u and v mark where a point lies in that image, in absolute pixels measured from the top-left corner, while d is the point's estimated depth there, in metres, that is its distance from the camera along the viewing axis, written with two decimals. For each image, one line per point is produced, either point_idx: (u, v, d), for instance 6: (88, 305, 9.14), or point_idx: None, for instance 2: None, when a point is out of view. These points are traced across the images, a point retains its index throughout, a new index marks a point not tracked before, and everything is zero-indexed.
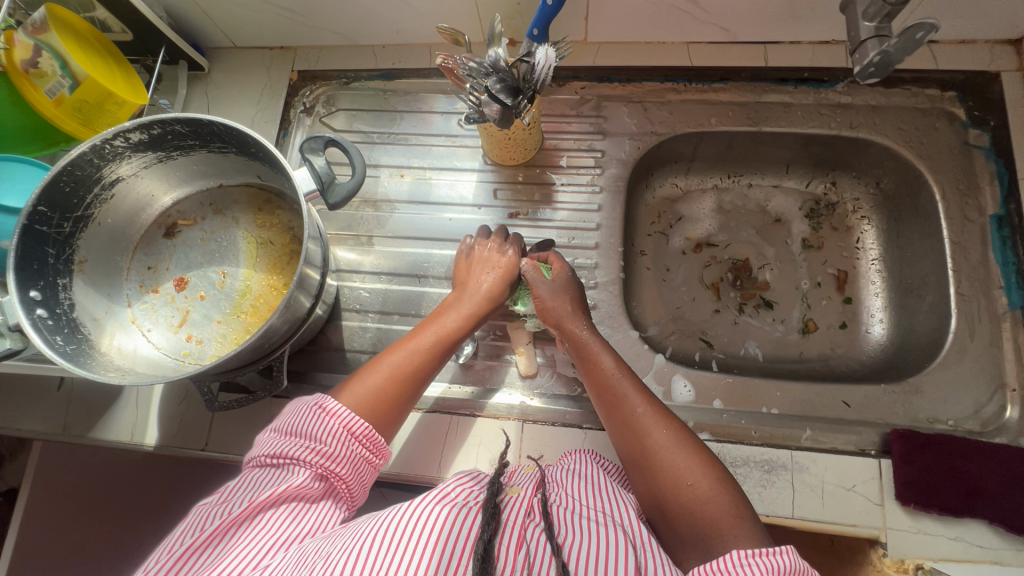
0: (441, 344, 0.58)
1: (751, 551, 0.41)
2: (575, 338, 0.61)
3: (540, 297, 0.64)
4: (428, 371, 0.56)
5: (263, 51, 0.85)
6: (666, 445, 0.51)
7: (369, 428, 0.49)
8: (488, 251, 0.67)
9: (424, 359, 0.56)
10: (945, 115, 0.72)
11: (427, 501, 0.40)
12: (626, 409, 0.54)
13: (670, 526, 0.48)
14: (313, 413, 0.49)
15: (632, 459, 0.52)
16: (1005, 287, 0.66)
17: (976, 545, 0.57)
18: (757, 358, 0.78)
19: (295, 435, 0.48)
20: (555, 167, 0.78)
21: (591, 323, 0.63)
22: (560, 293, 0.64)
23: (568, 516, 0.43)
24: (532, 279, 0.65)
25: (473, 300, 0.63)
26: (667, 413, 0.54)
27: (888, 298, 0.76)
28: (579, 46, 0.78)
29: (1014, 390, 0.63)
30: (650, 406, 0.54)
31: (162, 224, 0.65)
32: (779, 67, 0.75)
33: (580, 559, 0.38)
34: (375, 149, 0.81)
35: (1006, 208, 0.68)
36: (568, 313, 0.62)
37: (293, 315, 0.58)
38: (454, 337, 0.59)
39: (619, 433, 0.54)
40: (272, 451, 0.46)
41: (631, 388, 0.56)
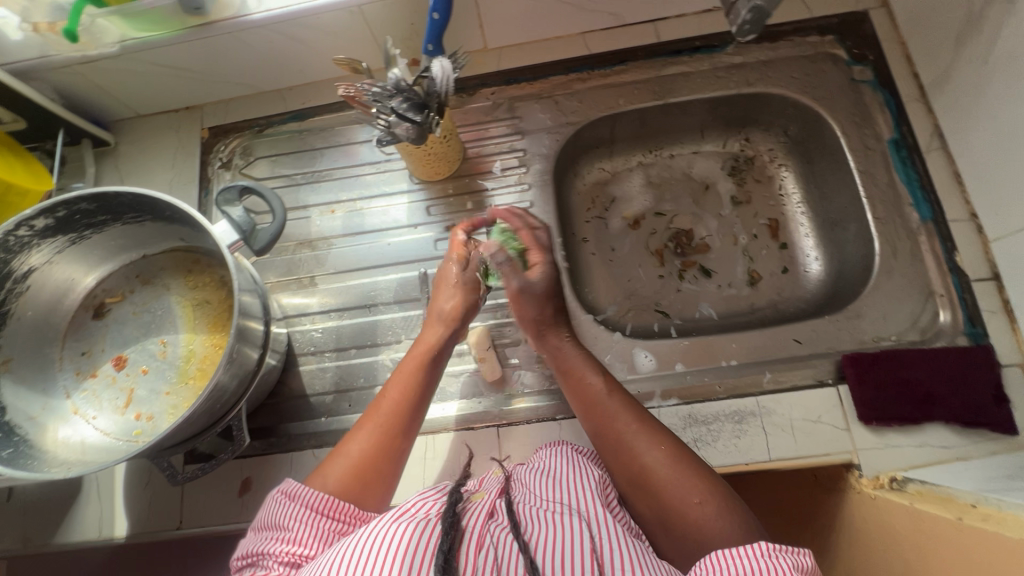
0: (416, 391, 0.58)
1: (776, 546, 0.43)
2: (556, 350, 0.61)
3: (518, 287, 0.61)
4: (407, 426, 0.57)
5: (168, 114, 0.84)
6: (665, 462, 0.52)
7: (331, 499, 0.50)
8: (455, 279, 0.66)
9: (402, 417, 0.57)
10: (830, 57, 0.77)
11: (385, 520, 0.42)
12: (619, 427, 0.55)
13: (672, 536, 0.50)
14: (277, 502, 0.50)
15: (627, 475, 0.54)
16: (914, 203, 0.70)
17: (939, 447, 0.60)
18: (712, 317, 0.81)
19: (266, 531, 0.49)
20: (483, 173, 0.79)
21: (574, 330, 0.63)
22: (534, 295, 0.61)
23: (528, 508, 0.46)
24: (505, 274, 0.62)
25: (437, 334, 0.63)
26: (660, 426, 0.55)
27: (817, 236, 0.81)
28: (481, 55, 0.80)
29: (942, 295, 0.66)
30: (643, 422, 0.55)
31: (89, 306, 0.62)
32: (671, 40, 0.79)
33: (545, 548, 0.40)
34: (302, 190, 0.80)
35: (901, 131, 0.72)
36: (547, 320, 0.62)
37: (240, 369, 0.57)
38: (427, 384, 0.60)
39: (610, 447, 0.55)
40: (245, 551, 0.48)
41: (620, 403, 0.56)
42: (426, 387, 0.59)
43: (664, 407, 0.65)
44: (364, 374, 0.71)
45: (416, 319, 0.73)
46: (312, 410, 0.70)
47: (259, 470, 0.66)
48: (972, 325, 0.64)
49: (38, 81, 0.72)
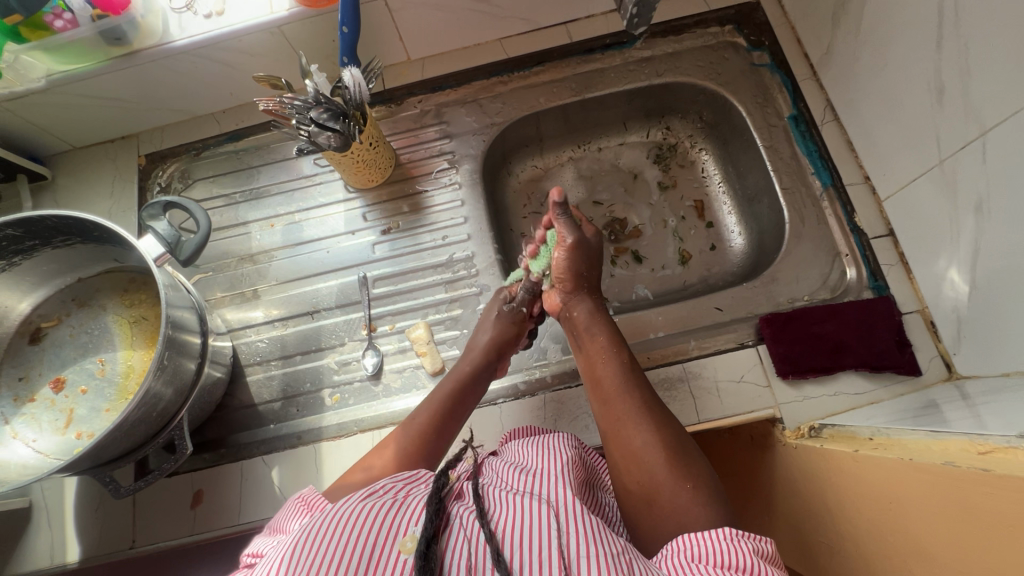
0: (451, 408, 0.62)
1: (739, 532, 0.44)
2: (573, 320, 0.65)
3: (575, 241, 0.62)
4: (450, 422, 0.61)
5: (105, 144, 0.85)
6: (666, 446, 0.52)
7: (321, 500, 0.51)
8: (495, 309, 0.70)
9: (447, 413, 0.61)
10: (730, 45, 0.82)
11: (352, 500, 0.46)
12: (627, 405, 0.55)
13: (650, 524, 0.50)
14: (292, 507, 0.52)
15: (621, 456, 0.54)
16: (816, 172, 0.75)
17: (852, 393, 0.64)
18: (648, 298, 0.84)
19: (275, 534, 0.50)
20: (417, 177, 0.82)
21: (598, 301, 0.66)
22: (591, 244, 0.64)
23: (500, 493, 0.48)
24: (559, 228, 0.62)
25: (474, 361, 0.65)
26: (666, 413, 0.56)
27: (738, 212, 0.86)
28: (405, 66, 0.85)
29: (846, 254, 0.71)
30: (651, 407, 0.55)
31: (25, 332, 0.63)
32: (583, 40, 0.84)
33: (512, 535, 0.42)
34: (240, 208, 0.82)
35: (798, 107, 0.78)
36: (571, 289, 0.65)
37: (178, 378, 0.59)
38: (470, 390, 0.64)
39: (610, 424, 0.56)
40: (250, 552, 0.49)
41: (629, 382, 0.57)
42: (457, 418, 0.62)
43: None
44: (311, 379, 0.73)
45: (358, 321, 0.75)
46: (261, 418, 0.72)
47: (210, 481, 0.67)
48: (875, 279, 0.69)
49: None
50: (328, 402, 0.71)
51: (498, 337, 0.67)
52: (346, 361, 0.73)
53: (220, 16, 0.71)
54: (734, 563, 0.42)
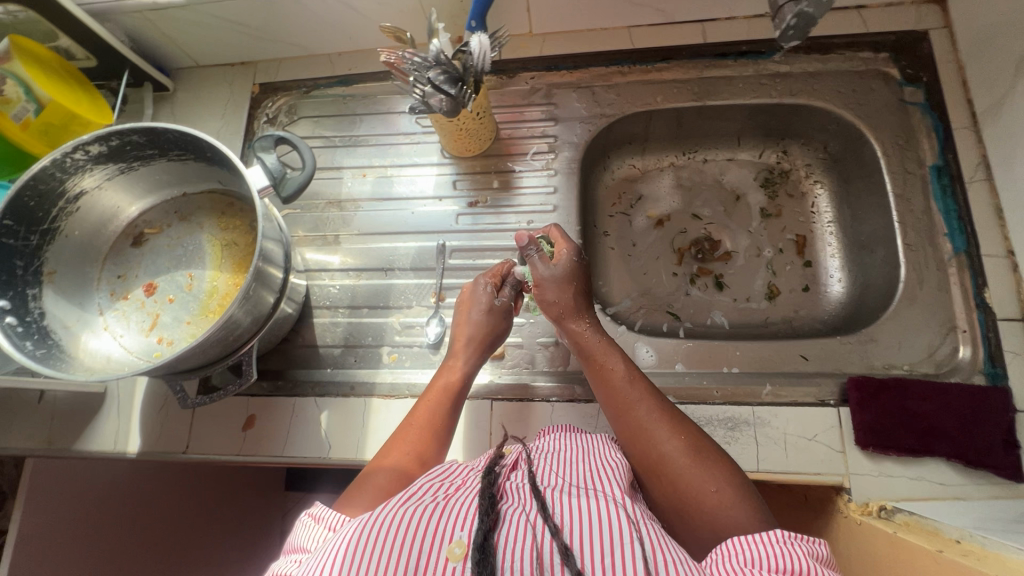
0: (451, 407, 0.60)
1: (794, 533, 0.43)
2: (577, 332, 0.62)
3: (539, 277, 0.64)
4: (450, 420, 0.59)
5: (225, 67, 0.88)
6: (682, 451, 0.52)
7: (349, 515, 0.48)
8: (478, 295, 0.67)
9: (445, 412, 0.59)
10: (881, 75, 0.75)
11: (391, 505, 0.43)
12: (639, 413, 0.55)
13: (688, 530, 0.49)
14: (303, 526, 0.48)
15: (645, 466, 0.54)
16: (949, 233, 0.67)
17: (937, 483, 0.58)
18: (724, 326, 0.80)
19: (289, 558, 0.46)
20: (514, 156, 0.80)
21: (593, 315, 0.64)
22: (551, 282, 0.63)
23: (551, 492, 0.46)
24: (533, 263, 0.65)
25: (466, 357, 0.64)
26: (679, 417, 0.55)
27: (844, 257, 0.79)
28: (525, 39, 0.81)
29: (964, 331, 0.64)
30: (664, 412, 0.55)
31: (129, 235, 0.67)
32: (717, 43, 0.78)
33: (580, 538, 0.40)
34: (337, 152, 0.83)
35: (945, 158, 0.70)
36: (569, 306, 0.63)
37: (258, 311, 0.62)
38: (465, 385, 0.62)
39: (627, 435, 0.55)
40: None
41: (641, 391, 0.57)
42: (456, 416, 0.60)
43: None
44: (373, 334, 0.74)
45: (428, 288, 0.75)
46: (320, 360, 0.74)
47: (264, 410, 0.70)
48: (992, 364, 0.62)
49: (112, 22, 0.77)
50: (385, 359, 0.73)
51: (485, 334, 0.66)
52: (409, 325, 0.74)
53: None
54: (789, 566, 0.39)
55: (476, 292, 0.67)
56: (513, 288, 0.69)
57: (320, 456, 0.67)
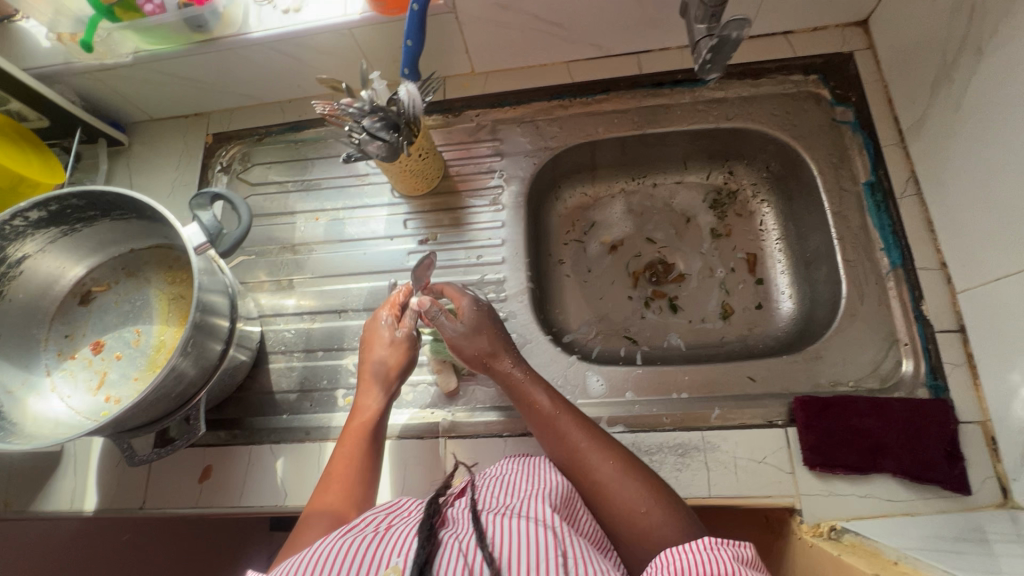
0: (370, 447, 0.60)
1: (720, 539, 0.43)
2: (502, 370, 0.63)
3: (449, 337, 0.65)
4: (367, 460, 0.59)
5: (179, 119, 0.90)
6: (609, 476, 0.53)
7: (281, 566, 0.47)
8: (385, 335, 0.68)
9: (359, 454, 0.59)
10: (812, 96, 0.77)
11: (330, 539, 0.44)
12: (569, 443, 0.56)
13: (626, 552, 0.51)
14: None
15: (579, 491, 0.55)
16: (885, 248, 0.69)
17: (886, 499, 0.58)
18: (680, 348, 0.81)
19: None
20: (463, 192, 0.81)
21: (510, 349, 0.65)
22: (458, 335, 0.65)
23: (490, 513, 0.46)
24: (439, 323, 0.66)
25: (376, 398, 0.64)
26: (603, 440, 0.56)
27: (792, 274, 0.80)
28: (468, 78, 0.83)
29: (906, 344, 0.65)
30: (592, 438, 0.56)
31: (77, 293, 0.67)
32: (653, 73, 0.80)
33: (514, 555, 0.40)
34: (291, 197, 0.85)
35: (877, 174, 0.72)
36: (487, 351, 0.64)
37: (204, 360, 0.62)
38: (379, 423, 0.63)
39: (560, 466, 0.56)
40: None
41: (566, 421, 0.58)
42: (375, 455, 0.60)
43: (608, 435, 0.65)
44: (328, 377, 0.74)
45: None
46: (276, 407, 0.74)
47: (221, 459, 0.70)
48: (934, 376, 0.62)
49: (62, 84, 0.79)
50: (341, 402, 0.73)
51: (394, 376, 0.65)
52: None
53: (296, 13, 0.73)
54: (715, 570, 0.40)
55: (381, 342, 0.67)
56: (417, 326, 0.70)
57: (276, 504, 0.67)
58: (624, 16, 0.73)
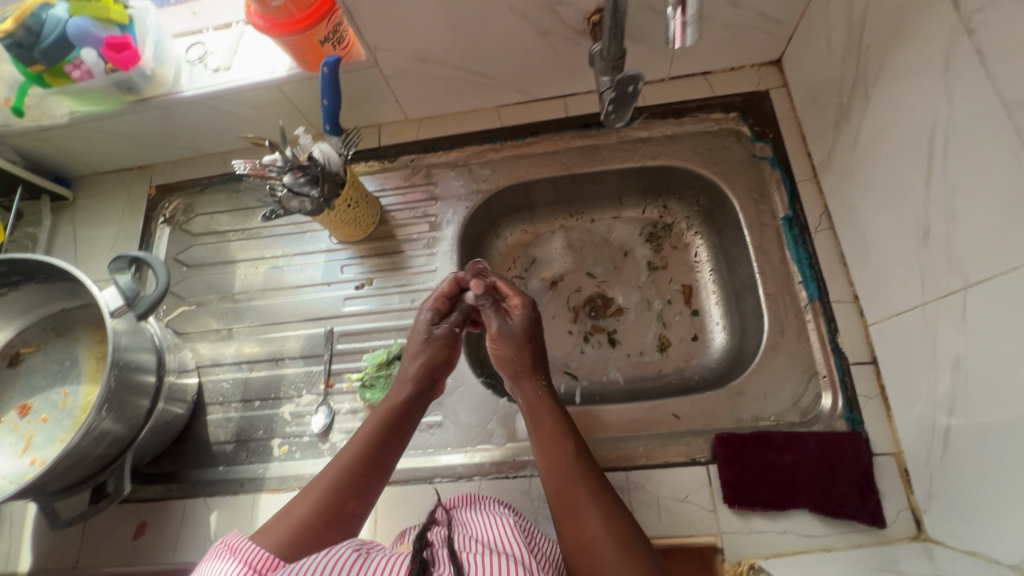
0: (393, 445, 0.62)
1: None
2: (530, 396, 0.65)
3: (499, 328, 0.70)
4: (384, 464, 0.61)
5: (124, 172, 0.92)
6: (610, 534, 0.53)
7: (271, 559, 0.50)
8: (425, 320, 0.71)
9: (381, 456, 0.61)
10: (733, 133, 0.79)
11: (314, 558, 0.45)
12: (578, 490, 0.56)
13: None
14: (218, 553, 0.50)
15: (572, 545, 0.54)
16: (803, 281, 0.70)
17: (804, 535, 0.59)
18: (618, 382, 0.82)
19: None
20: (399, 236, 0.83)
21: (545, 381, 0.68)
22: (505, 337, 0.69)
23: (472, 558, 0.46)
24: (489, 313, 0.71)
25: (406, 391, 0.66)
26: (612, 497, 0.56)
27: (724, 305, 0.82)
28: (402, 124, 0.86)
29: (824, 376, 0.66)
30: (600, 493, 0.56)
31: (7, 355, 0.68)
32: (579, 116, 0.83)
33: None
34: (232, 246, 0.86)
35: (794, 209, 0.74)
36: (526, 367, 0.68)
37: (133, 416, 0.64)
38: (406, 426, 0.64)
39: (561, 508, 0.56)
40: None
41: (584, 467, 0.58)
42: (392, 454, 0.62)
43: (536, 477, 0.66)
44: (264, 426, 0.75)
45: (317, 375, 0.76)
46: (213, 458, 0.74)
47: (156, 515, 0.70)
48: (851, 409, 0.63)
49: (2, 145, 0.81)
50: (276, 452, 0.73)
51: (432, 362, 0.68)
52: (299, 414, 0.74)
53: (225, 71, 0.75)
54: None
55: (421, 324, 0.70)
56: (458, 316, 0.72)
57: None
58: (544, 64, 0.76)
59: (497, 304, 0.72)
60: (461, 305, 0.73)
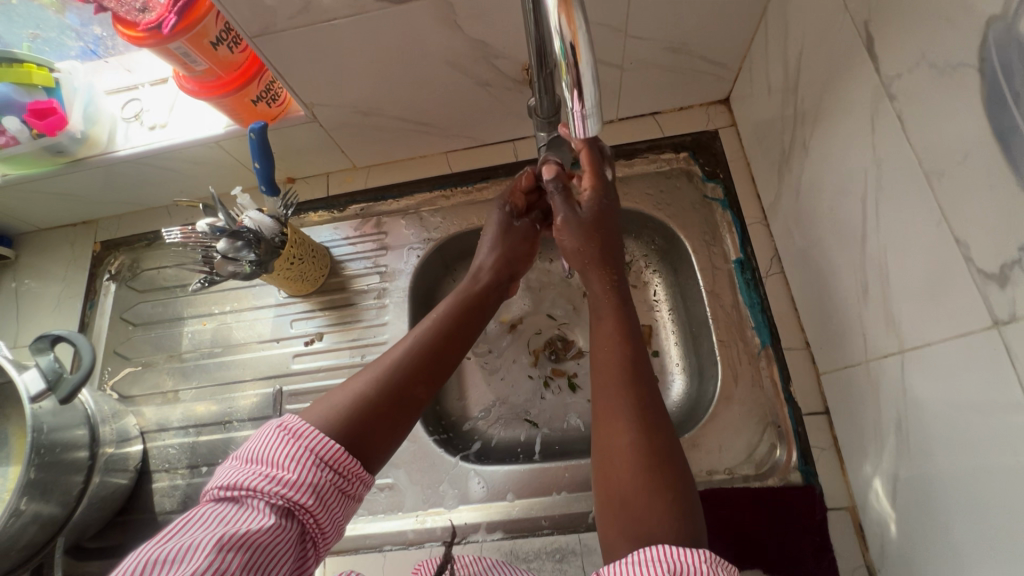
0: (462, 332, 0.59)
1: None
2: (598, 291, 0.60)
3: (566, 216, 0.64)
4: (451, 350, 0.57)
5: (68, 228, 0.89)
6: (641, 451, 0.46)
7: (341, 452, 0.45)
8: (506, 209, 0.71)
9: (456, 344, 0.57)
10: (684, 173, 0.78)
11: None
12: (622, 397, 0.50)
13: (611, 525, 0.46)
14: (276, 436, 0.45)
15: (600, 451, 0.49)
16: (755, 327, 0.69)
17: None
18: (579, 429, 0.80)
19: (256, 463, 0.45)
20: (351, 288, 0.80)
21: (617, 274, 0.61)
22: (574, 226, 0.63)
23: None
24: (557, 202, 0.64)
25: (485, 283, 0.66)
26: (661, 411, 0.50)
27: (682, 347, 0.78)
28: (351, 172, 0.85)
29: (778, 428, 0.64)
30: (653, 405, 0.50)
31: None
32: (529, 159, 0.81)
33: None
34: (179, 303, 0.84)
35: (746, 252, 0.73)
36: (590, 258, 0.62)
37: (66, 495, 0.62)
38: (476, 322, 0.61)
39: (601, 406, 0.51)
40: (230, 483, 0.43)
41: (645, 374, 0.52)
42: (459, 344, 0.58)
43: (487, 542, 0.64)
44: None
45: None
46: (157, 529, 0.71)
47: None
48: (805, 462, 0.62)
49: None
50: None
51: (506, 254, 0.69)
52: None
53: (162, 129, 0.73)
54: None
55: (502, 212, 0.71)
56: (538, 214, 0.74)
57: None
58: (489, 112, 0.75)
59: (566, 190, 0.64)
60: (540, 203, 0.74)
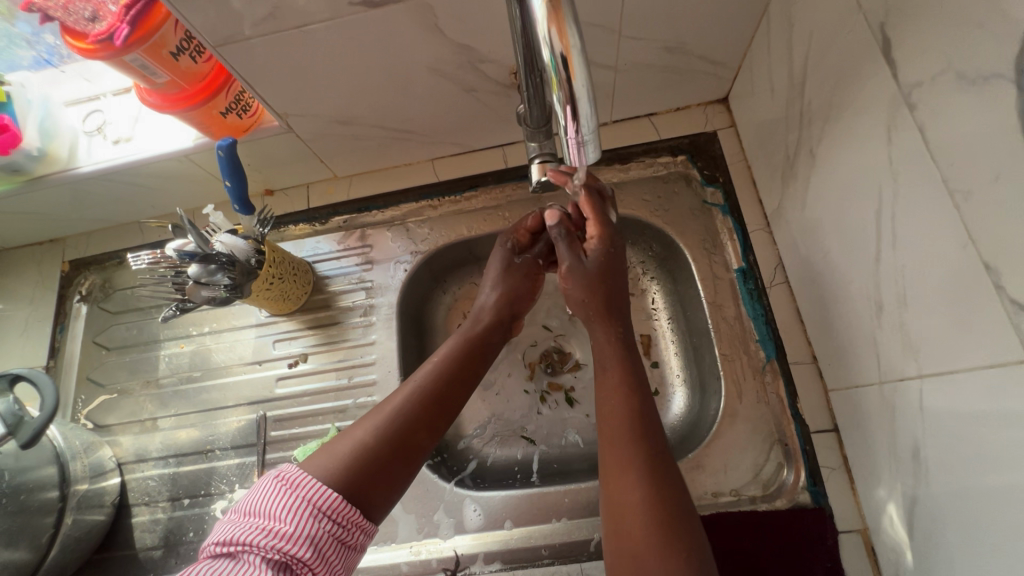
0: (466, 376, 0.56)
1: None
2: (604, 334, 0.57)
3: (572, 265, 0.62)
4: (456, 395, 0.54)
5: (34, 247, 0.85)
6: (652, 505, 0.44)
7: (341, 501, 0.42)
8: (509, 245, 0.69)
9: (457, 387, 0.54)
10: (682, 178, 0.75)
11: None
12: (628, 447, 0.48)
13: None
14: (273, 486, 0.42)
15: (609, 503, 0.47)
16: (760, 340, 0.66)
17: None
18: (578, 445, 0.77)
19: (254, 516, 0.41)
20: (335, 305, 0.77)
21: (620, 327, 0.58)
22: (578, 275, 0.61)
23: None
24: (563, 250, 0.63)
25: (486, 323, 0.63)
26: (668, 460, 0.47)
27: (683, 359, 0.75)
28: (332, 182, 0.81)
29: (785, 446, 0.62)
30: (660, 453, 0.48)
31: None
32: (520, 166, 0.77)
33: None
34: (155, 324, 0.80)
35: (748, 260, 0.70)
36: (595, 302, 0.59)
37: (36, 540, 0.58)
38: (479, 363, 0.58)
39: (609, 454, 0.49)
40: (225, 538, 0.40)
41: (653, 422, 0.50)
42: (463, 388, 0.55)
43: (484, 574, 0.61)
44: (194, 527, 0.69)
45: (250, 466, 0.70)
46: (138, 566, 0.68)
47: None
48: (814, 481, 0.60)
49: None
50: None
51: (510, 294, 0.66)
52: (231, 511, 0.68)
53: (126, 142, 0.68)
54: None
55: (504, 248, 0.69)
56: (542, 248, 0.70)
57: None
58: (476, 117, 0.70)
59: (570, 238, 0.64)
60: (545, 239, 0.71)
